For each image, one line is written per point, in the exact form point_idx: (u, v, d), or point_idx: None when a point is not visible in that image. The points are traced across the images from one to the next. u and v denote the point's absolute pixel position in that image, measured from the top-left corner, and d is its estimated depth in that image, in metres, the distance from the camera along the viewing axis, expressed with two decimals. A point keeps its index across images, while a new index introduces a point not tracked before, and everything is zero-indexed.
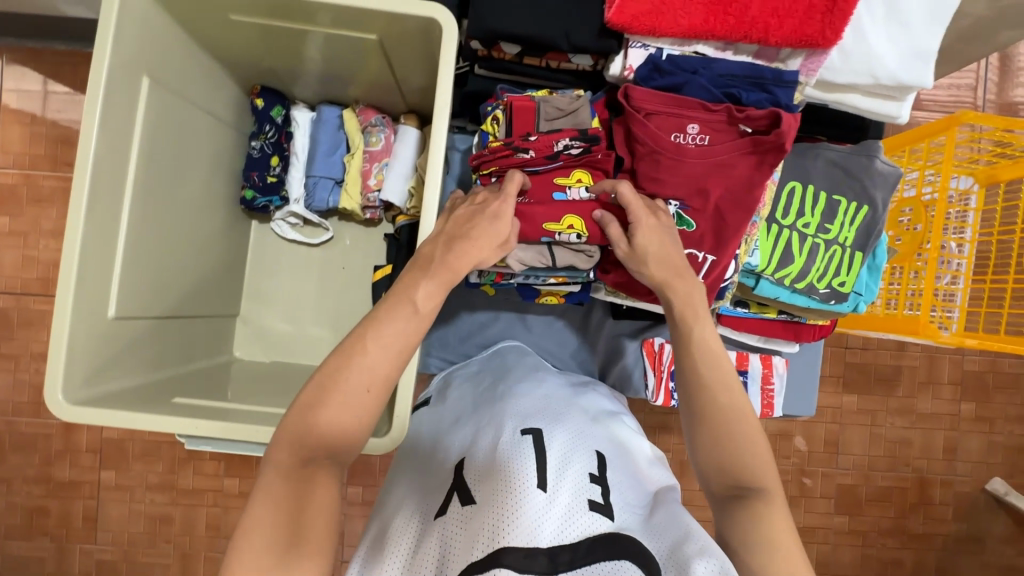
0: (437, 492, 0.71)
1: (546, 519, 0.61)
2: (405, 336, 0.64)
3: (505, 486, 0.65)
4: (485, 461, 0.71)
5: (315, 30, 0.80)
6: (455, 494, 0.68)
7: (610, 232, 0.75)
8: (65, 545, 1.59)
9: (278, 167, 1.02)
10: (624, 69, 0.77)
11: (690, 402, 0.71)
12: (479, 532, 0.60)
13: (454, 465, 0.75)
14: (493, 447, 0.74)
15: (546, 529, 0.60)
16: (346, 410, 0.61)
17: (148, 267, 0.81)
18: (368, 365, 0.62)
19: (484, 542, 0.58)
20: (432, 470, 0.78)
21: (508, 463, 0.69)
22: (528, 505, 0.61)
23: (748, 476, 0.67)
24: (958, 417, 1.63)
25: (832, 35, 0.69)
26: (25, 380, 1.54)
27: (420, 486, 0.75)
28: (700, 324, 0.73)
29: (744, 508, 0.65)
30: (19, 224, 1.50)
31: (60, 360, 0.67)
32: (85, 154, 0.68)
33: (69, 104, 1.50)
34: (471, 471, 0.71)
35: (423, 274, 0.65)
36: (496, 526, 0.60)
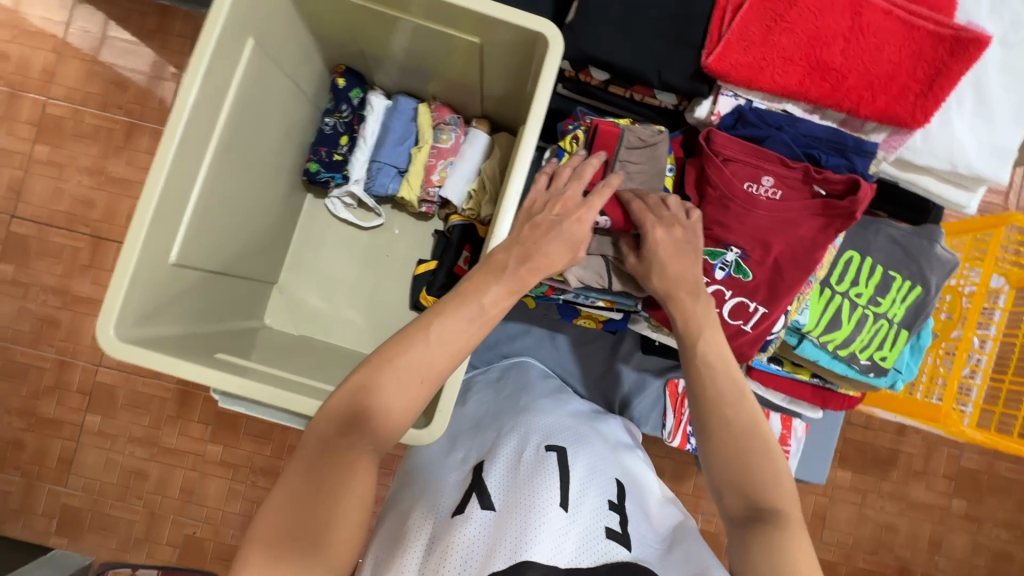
0: (451, 490, 0.69)
1: (567, 538, 0.59)
2: (470, 331, 0.65)
3: (527, 497, 0.63)
4: (505, 469, 0.69)
5: (410, 20, 0.83)
6: (472, 495, 0.66)
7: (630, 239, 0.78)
8: (33, 483, 1.55)
9: (345, 147, 1.04)
10: (710, 113, 0.79)
11: (705, 416, 0.70)
12: (498, 538, 0.58)
13: (471, 466, 0.73)
14: (513, 456, 0.72)
15: (566, 550, 0.58)
16: (391, 398, 0.61)
17: (214, 219, 0.82)
18: (428, 354, 0.63)
19: (503, 550, 0.56)
20: (446, 467, 0.76)
21: (531, 476, 0.67)
22: (548, 521, 0.59)
23: (761, 496, 0.66)
24: (947, 511, 1.62)
25: (921, 116, 0.71)
26: (29, 310, 1.53)
27: (432, 482, 0.73)
28: (709, 335, 0.73)
29: (759, 532, 0.63)
30: (59, 155, 1.51)
31: (120, 294, 0.68)
32: (185, 101, 0.70)
33: (131, 49, 1.52)
34: (491, 474, 0.69)
35: (497, 273, 0.67)
36: (516, 535, 0.57)
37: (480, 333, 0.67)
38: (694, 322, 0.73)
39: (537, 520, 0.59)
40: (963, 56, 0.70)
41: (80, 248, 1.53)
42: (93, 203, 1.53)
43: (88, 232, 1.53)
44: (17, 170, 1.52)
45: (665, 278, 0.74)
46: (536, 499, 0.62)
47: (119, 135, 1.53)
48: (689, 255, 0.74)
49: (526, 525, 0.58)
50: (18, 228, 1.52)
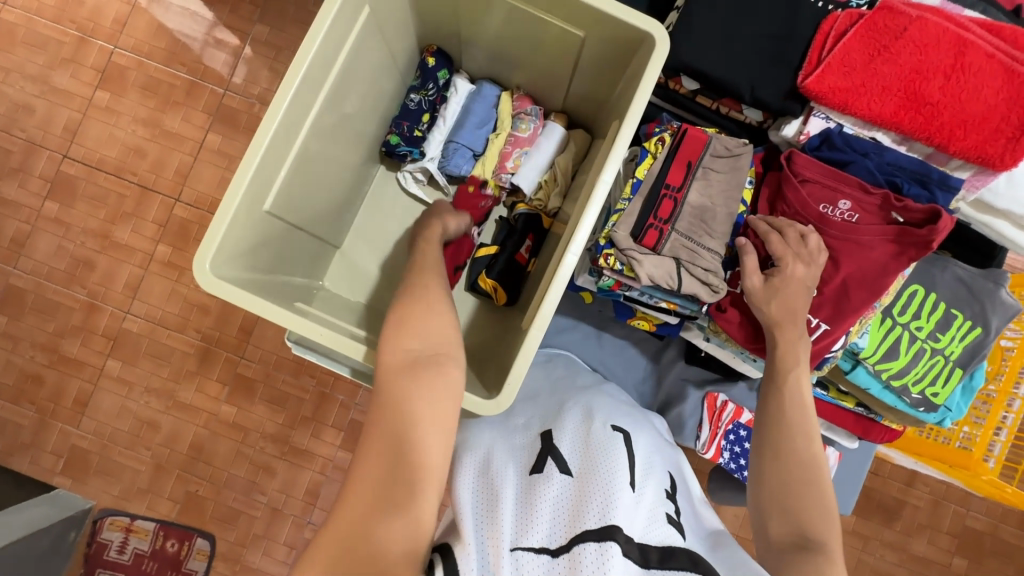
0: (521, 452, 0.70)
1: (637, 514, 0.60)
2: None
3: (602, 466, 0.63)
4: (574, 438, 0.70)
5: (508, 2, 0.85)
6: (546, 458, 0.67)
7: (747, 261, 0.78)
8: (46, 420, 1.57)
9: (426, 125, 1.06)
10: (799, 133, 0.81)
11: (772, 437, 0.73)
12: (580, 502, 0.59)
13: (537, 432, 0.74)
14: (580, 427, 0.72)
15: (638, 525, 0.58)
16: None
17: (305, 174, 0.85)
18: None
19: (591, 510, 0.56)
20: (509, 430, 0.77)
21: (603, 447, 0.67)
22: (624, 493, 0.60)
23: (812, 526, 0.65)
24: (947, 568, 1.61)
25: (1010, 160, 0.73)
26: (67, 249, 1.57)
27: (498, 441, 0.74)
28: (799, 370, 0.75)
29: (802, 558, 0.62)
30: (118, 103, 1.56)
31: (221, 229, 0.70)
32: (305, 54, 0.73)
33: (203, 11, 1.56)
34: (561, 441, 0.70)
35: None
36: (597, 500, 0.58)
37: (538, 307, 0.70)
38: (791, 355, 0.75)
39: (616, 489, 0.59)
40: None
41: (128, 196, 1.56)
42: (146, 154, 1.56)
43: (135, 181, 1.56)
44: (76, 112, 1.56)
45: (784, 304, 0.75)
46: (612, 470, 0.63)
47: (181, 92, 1.56)
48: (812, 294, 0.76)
49: (605, 492, 0.59)
50: (68, 168, 1.56)
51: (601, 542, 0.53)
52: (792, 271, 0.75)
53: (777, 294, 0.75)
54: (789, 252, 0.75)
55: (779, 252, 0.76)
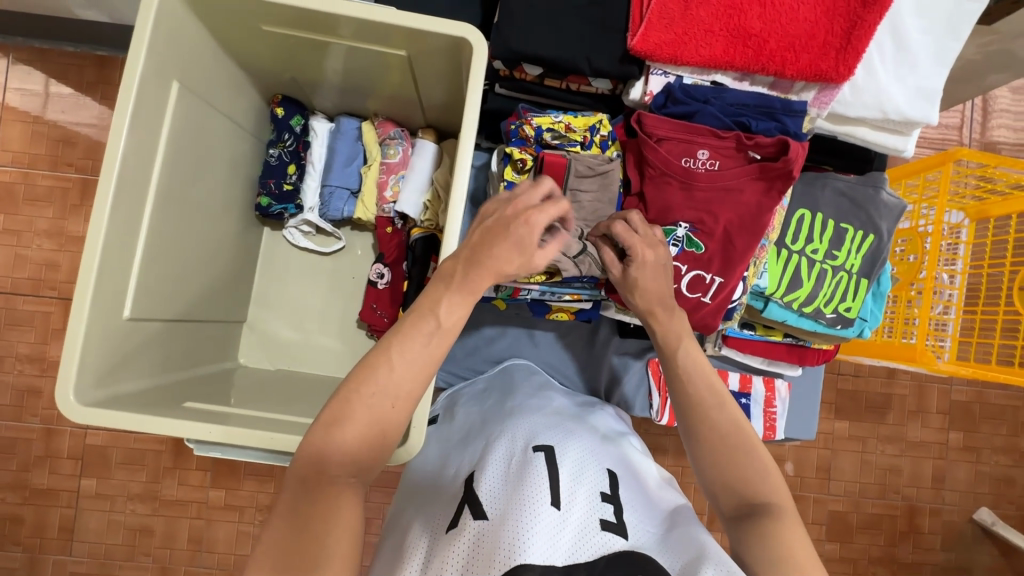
0: (445, 505, 0.69)
1: (561, 535, 0.60)
2: (435, 346, 0.65)
3: (517, 501, 0.63)
4: (496, 476, 0.70)
5: (341, 43, 0.82)
6: (464, 507, 0.66)
7: (605, 256, 0.76)
8: (37, 556, 1.52)
9: (294, 176, 1.03)
10: (643, 94, 0.79)
11: (687, 424, 0.69)
12: (493, 545, 0.58)
13: (463, 477, 0.73)
14: (503, 462, 0.72)
15: (561, 548, 0.59)
16: (363, 424, 0.61)
17: (165, 267, 0.81)
18: (395, 376, 0.62)
19: (497, 557, 0.56)
20: (440, 482, 0.76)
21: (520, 478, 0.67)
22: (538, 519, 0.60)
23: (755, 491, 0.65)
24: (945, 446, 1.65)
25: (845, 71, 0.72)
26: (5, 383, 1.50)
27: (428, 497, 0.74)
28: (686, 345, 0.72)
29: (754, 527, 0.62)
30: (14, 222, 1.48)
31: (75, 356, 0.67)
32: (114, 153, 0.69)
33: (73, 104, 1.49)
34: (482, 483, 0.69)
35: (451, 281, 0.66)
36: (508, 540, 0.58)
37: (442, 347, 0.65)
38: (672, 334, 0.72)
39: (530, 521, 0.59)
40: (875, 6, 0.71)
41: (51, 312, 1.50)
42: (57, 265, 1.50)
43: (56, 295, 1.50)
44: None
45: (645, 296, 0.73)
46: (525, 500, 0.63)
47: (74, 193, 1.50)
48: (668, 274, 0.74)
49: (517, 529, 0.59)
50: None
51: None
52: (643, 257, 0.73)
53: (639, 288, 0.73)
54: (636, 241, 0.72)
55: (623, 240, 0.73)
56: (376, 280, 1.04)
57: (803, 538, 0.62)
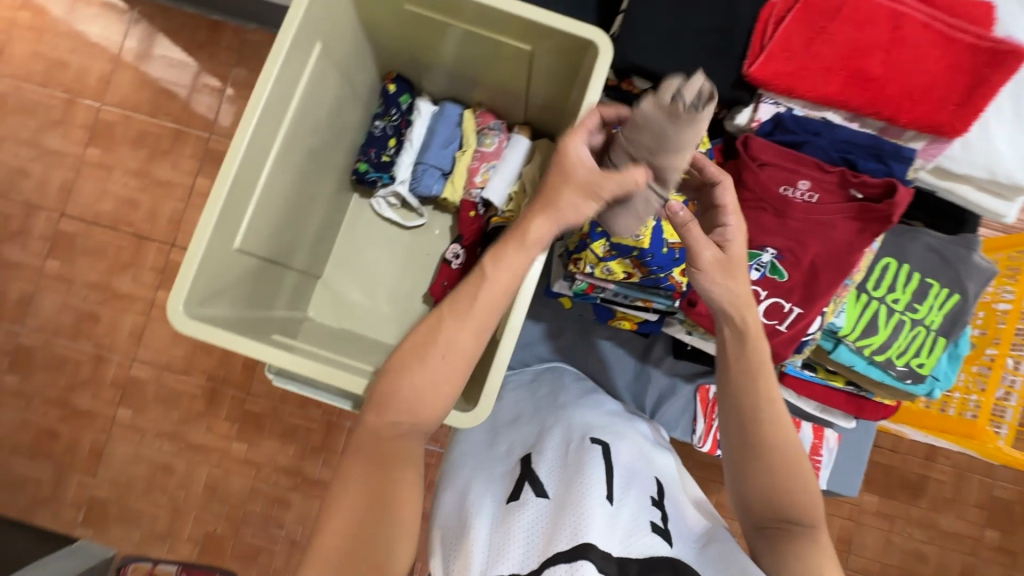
0: (502, 479, 0.71)
1: (615, 528, 0.60)
2: None
3: (577, 485, 0.64)
4: (552, 461, 0.70)
5: (462, 27, 0.88)
6: (524, 483, 0.67)
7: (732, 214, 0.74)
8: (64, 473, 1.59)
9: (393, 149, 1.09)
10: (750, 120, 0.82)
11: (741, 431, 0.72)
12: (554, 525, 0.59)
13: (517, 458, 0.74)
14: (559, 449, 0.73)
15: (616, 540, 0.59)
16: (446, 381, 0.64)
17: (272, 211, 0.87)
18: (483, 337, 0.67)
19: (562, 533, 0.57)
20: (491, 460, 0.77)
21: (577, 467, 0.68)
22: (597, 510, 0.60)
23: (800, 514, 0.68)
24: (979, 542, 1.57)
25: (961, 126, 0.74)
26: (71, 304, 1.60)
27: (479, 470, 0.75)
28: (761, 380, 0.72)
29: (789, 542, 0.68)
30: (110, 158, 1.60)
31: (191, 273, 0.72)
32: (259, 96, 0.75)
33: (183, 60, 1.61)
34: (540, 466, 0.70)
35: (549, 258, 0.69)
36: (570, 523, 0.58)
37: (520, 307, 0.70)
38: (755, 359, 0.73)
39: (587, 508, 0.59)
40: (1003, 67, 0.72)
41: (124, 246, 1.59)
42: (138, 203, 1.60)
43: (132, 231, 1.59)
44: (70, 170, 1.61)
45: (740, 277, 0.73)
46: (586, 487, 0.63)
47: (166, 140, 1.60)
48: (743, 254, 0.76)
49: (579, 512, 0.59)
50: (67, 226, 1.60)
51: (571, 562, 0.53)
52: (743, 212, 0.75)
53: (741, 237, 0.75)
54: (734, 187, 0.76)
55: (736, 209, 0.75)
56: (451, 259, 1.08)
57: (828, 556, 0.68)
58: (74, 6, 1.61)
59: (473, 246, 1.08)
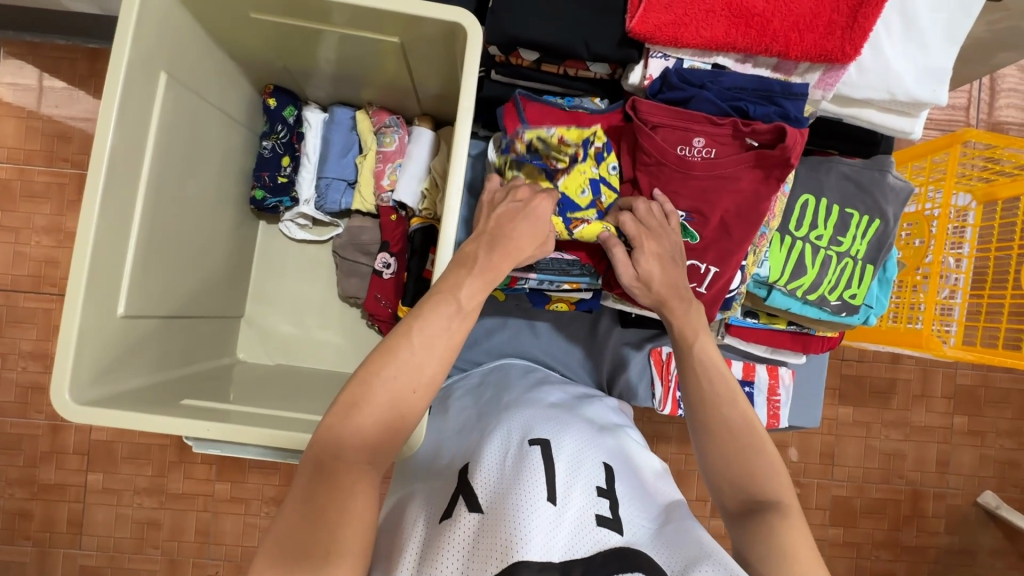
0: (440, 495, 0.68)
1: (556, 532, 0.58)
2: (450, 336, 0.65)
3: (513, 496, 0.62)
4: (491, 470, 0.69)
5: (334, 31, 0.80)
6: (459, 500, 0.65)
7: (616, 255, 0.76)
8: (46, 549, 1.52)
9: (289, 168, 1.02)
10: (643, 78, 0.77)
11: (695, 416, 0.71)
12: (490, 544, 0.57)
13: (458, 472, 0.72)
14: (498, 456, 0.71)
15: (557, 545, 0.57)
16: (375, 420, 0.60)
17: (159, 263, 0.80)
18: (415, 358, 0.63)
19: (494, 556, 0.55)
20: (433, 476, 0.74)
21: (516, 473, 0.66)
22: (534, 519, 0.58)
23: (759, 488, 0.65)
24: (950, 430, 1.64)
25: (851, 50, 0.70)
26: (10, 379, 1.48)
27: (421, 492, 0.72)
28: (702, 340, 0.75)
29: (760, 521, 0.62)
30: (13, 219, 1.45)
31: (69, 355, 0.66)
32: (101, 147, 0.67)
33: (67, 97, 1.46)
34: (476, 477, 0.68)
35: (467, 274, 0.67)
36: (504, 540, 0.56)
37: (462, 330, 0.66)
38: (689, 328, 0.75)
39: (527, 519, 0.58)
40: None
41: (51, 309, 1.48)
42: (57, 261, 1.47)
43: (56, 291, 1.48)
44: None
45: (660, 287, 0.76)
46: (524, 495, 0.61)
47: (71, 189, 1.47)
48: (678, 263, 0.76)
49: (514, 527, 0.57)
50: None
51: None
52: (649, 250, 0.74)
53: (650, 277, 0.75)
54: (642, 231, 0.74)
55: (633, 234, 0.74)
56: (381, 270, 1.01)
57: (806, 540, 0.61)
58: None
59: (401, 253, 1.01)
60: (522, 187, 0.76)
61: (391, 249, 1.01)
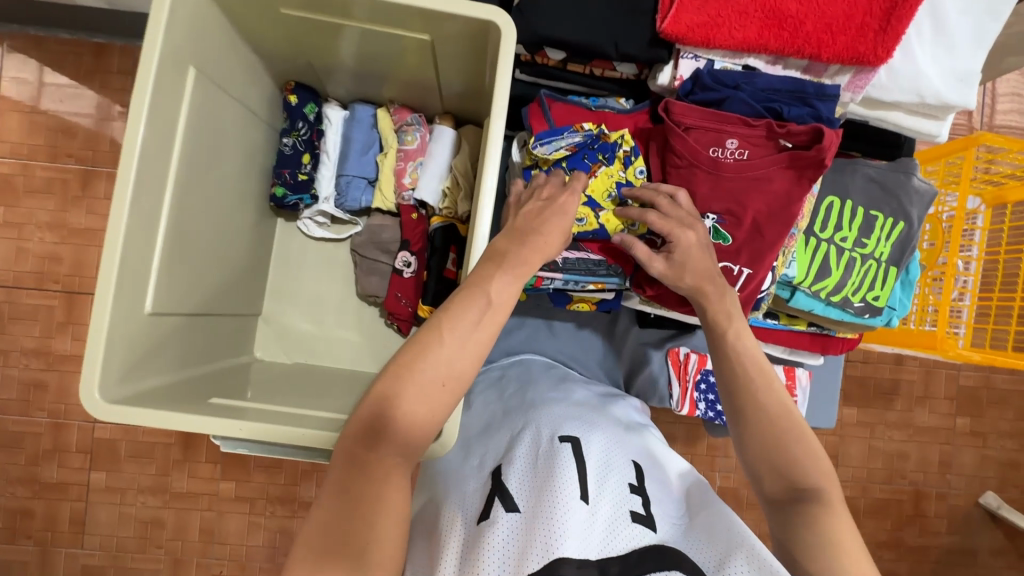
0: (472, 494, 0.68)
1: (591, 531, 0.59)
2: (486, 331, 0.64)
3: (547, 495, 0.62)
4: (521, 469, 0.68)
5: (360, 27, 0.79)
6: (492, 498, 0.65)
7: (638, 253, 0.75)
8: (48, 549, 1.51)
9: (309, 165, 1.01)
10: (672, 78, 0.78)
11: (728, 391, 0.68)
12: (526, 541, 0.57)
13: (488, 470, 0.72)
14: (529, 454, 0.71)
15: (593, 542, 0.57)
16: (413, 418, 0.60)
17: (183, 258, 0.79)
18: (451, 357, 0.62)
19: (531, 552, 0.55)
20: (462, 474, 0.74)
21: (549, 472, 0.66)
22: (570, 516, 0.58)
23: (795, 471, 0.63)
24: (953, 431, 1.66)
25: (883, 54, 0.71)
26: (12, 377, 1.46)
27: (450, 487, 0.72)
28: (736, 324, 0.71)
29: (795, 509, 0.61)
30: (16, 215, 1.44)
31: (99, 352, 0.65)
32: (132, 142, 0.66)
33: (71, 92, 1.44)
34: (509, 475, 0.68)
35: (502, 273, 0.67)
36: (540, 537, 0.56)
37: (493, 324, 0.65)
38: (723, 313, 0.71)
39: (562, 516, 0.58)
40: None
41: (54, 306, 1.46)
42: (60, 258, 1.46)
43: (59, 288, 1.46)
44: None
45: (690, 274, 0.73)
46: (557, 492, 0.62)
47: (75, 185, 1.45)
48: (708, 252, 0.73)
49: (550, 524, 0.57)
50: None
51: None
52: (686, 240, 0.72)
53: (685, 272, 0.73)
54: (675, 225, 0.72)
55: (662, 229, 0.73)
56: (402, 269, 1.00)
57: (849, 535, 0.59)
58: None
59: (422, 251, 1.01)
60: (546, 186, 0.75)
61: (410, 245, 1.01)
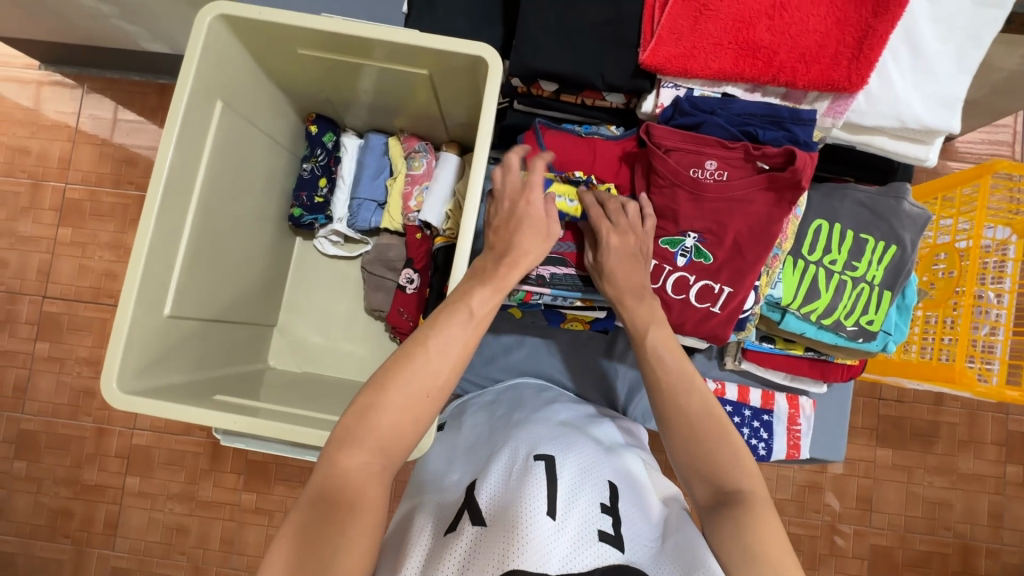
0: (448, 508, 0.71)
1: (555, 546, 0.59)
2: (465, 337, 0.69)
3: (514, 510, 0.63)
4: (495, 484, 0.70)
5: (373, 65, 0.87)
6: (463, 513, 0.67)
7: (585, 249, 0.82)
8: (83, 549, 1.60)
9: (325, 188, 1.10)
10: (655, 106, 0.82)
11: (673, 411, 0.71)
12: (489, 555, 0.58)
13: (465, 486, 0.74)
14: (504, 471, 0.73)
15: (555, 557, 0.58)
16: (388, 418, 0.64)
17: (203, 270, 0.87)
18: (431, 364, 0.66)
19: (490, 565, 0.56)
20: (442, 489, 0.77)
21: (518, 488, 0.67)
22: (533, 531, 0.59)
23: (725, 479, 0.67)
24: (1003, 480, 1.53)
25: (857, 80, 0.73)
26: (65, 383, 1.60)
27: (430, 502, 0.75)
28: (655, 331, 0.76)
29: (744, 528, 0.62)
30: (81, 235, 1.60)
31: (118, 353, 0.73)
32: (161, 165, 0.76)
33: (137, 128, 1.61)
34: (483, 490, 0.70)
35: (482, 285, 0.71)
36: (502, 552, 0.58)
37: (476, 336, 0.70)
38: (641, 319, 0.76)
39: (525, 531, 0.59)
40: (887, 15, 0.72)
41: (106, 318, 1.60)
42: (115, 275, 1.60)
43: (113, 302, 1.60)
44: (45, 254, 1.61)
45: (617, 283, 0.77)
46: (524, 507, 0.63)
47: (133, 209, 1.61)
48: (640, 261, 0.77)
49: (513, 539, 0.59)
50: (49, 308, 1.60)
51: None
52: (608, 241, 0.77)
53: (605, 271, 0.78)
54: (601, 220, 0.78)
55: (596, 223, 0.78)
56: (405, 285, 1.06)
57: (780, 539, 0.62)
58: (39, 94, 1.63)
59: (426, 272, 1.06)
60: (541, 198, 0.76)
61: (415, 265, 1.06)
